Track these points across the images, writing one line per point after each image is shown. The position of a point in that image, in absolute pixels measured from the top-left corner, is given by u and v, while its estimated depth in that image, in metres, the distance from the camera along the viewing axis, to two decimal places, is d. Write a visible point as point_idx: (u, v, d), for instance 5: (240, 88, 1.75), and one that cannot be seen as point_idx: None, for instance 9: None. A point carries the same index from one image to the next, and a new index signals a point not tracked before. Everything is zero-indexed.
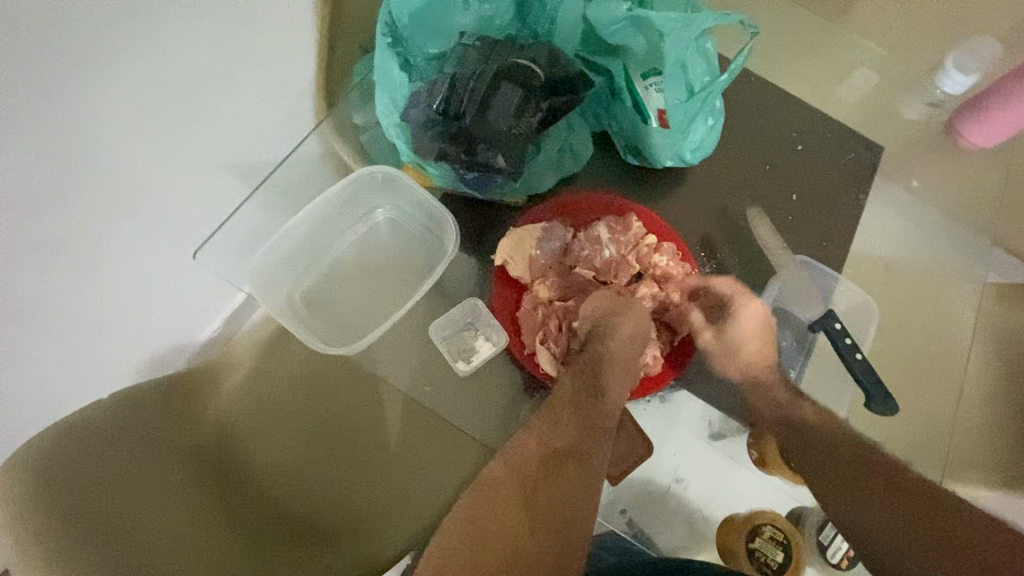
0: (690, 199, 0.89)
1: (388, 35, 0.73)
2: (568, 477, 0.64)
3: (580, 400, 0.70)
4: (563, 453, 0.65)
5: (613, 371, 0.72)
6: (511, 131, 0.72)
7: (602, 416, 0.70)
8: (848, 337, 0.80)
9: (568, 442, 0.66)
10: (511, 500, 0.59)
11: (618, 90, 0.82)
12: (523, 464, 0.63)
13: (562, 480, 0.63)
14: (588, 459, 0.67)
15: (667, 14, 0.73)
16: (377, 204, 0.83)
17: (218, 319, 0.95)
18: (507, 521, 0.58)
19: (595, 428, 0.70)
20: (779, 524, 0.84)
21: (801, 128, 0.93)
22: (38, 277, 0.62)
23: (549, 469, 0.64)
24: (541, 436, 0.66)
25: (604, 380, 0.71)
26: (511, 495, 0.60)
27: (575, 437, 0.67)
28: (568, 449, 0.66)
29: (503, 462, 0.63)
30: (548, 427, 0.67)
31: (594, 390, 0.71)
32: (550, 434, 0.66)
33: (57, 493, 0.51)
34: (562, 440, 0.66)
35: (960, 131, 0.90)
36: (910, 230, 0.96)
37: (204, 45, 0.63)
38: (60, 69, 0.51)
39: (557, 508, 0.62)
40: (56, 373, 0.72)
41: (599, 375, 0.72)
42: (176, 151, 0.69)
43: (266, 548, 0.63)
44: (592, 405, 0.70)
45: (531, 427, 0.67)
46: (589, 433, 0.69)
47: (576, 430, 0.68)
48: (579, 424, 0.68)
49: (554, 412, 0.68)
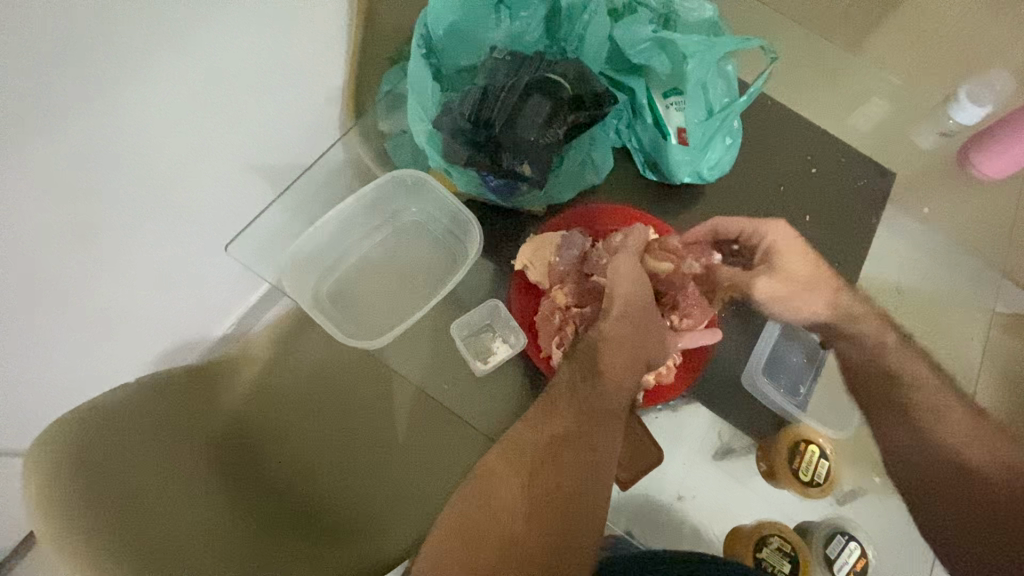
0: (705, 215, 0.91)
1: (422, 47, 0.76)
2: (568, 462, 0.62)
3: (576, 385, 0.69)
4: (562, 438, 0.64)
5: (614, 355, 0.70)
6: (538, 141, 0.74)
7: (603, 401, 0.68)
8: (855, 358, 0.85)
9: (568, 427, 0.65)
10: (507, 491, 0.60)
11: (639, 108, 0.86)
12: (517, 455, 0.63)
13: (561, 466, 0.62)
14: (589, 446, 0.64)
15: (691, 37, 0.79)
16: (404, 207, 0.86)
17: (234, 314, 0.98)
18: (505, 511, 0.58)
19: (605, 412, 0.68)
20: (787, 535, 0.85)
21: (816, 152, 0.95)
22: (73, 264, 0.65)
23: (547, 457, 0.63)
24: (537, 425, 0.66)
25: (601, 360, 0.70)
26: (510, 485, 0.60)
27: (574, 423, 0.66)
28: (566, 434, 0.64)
29: (497, 451, 0.64)
30: (545, 415, 0.67)
31: (591, 372, 0.69)
32: (546, 422, 0.66)
33: (81, 470, 0.52)
34: (559, 427, 0.65)
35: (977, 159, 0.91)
36: (920, 256, 0.97)
37: (244, 52, 0.66)
38: (111, 69, 0.54)
39: (558, 501, 0.59)
40: (70, 356, 0.73)
41: (596, 357, 0.70)
42: (210, 150, 0.72)
43: (279, 541, 0.65)
44: (591, 389, 0.68)
45: (526, 418, 0.67)
46: (591, 417, 0.66)
47: (575, 416, 0.66)
48: (580, 410, 0.67)
49: (551, 401, 0.68)
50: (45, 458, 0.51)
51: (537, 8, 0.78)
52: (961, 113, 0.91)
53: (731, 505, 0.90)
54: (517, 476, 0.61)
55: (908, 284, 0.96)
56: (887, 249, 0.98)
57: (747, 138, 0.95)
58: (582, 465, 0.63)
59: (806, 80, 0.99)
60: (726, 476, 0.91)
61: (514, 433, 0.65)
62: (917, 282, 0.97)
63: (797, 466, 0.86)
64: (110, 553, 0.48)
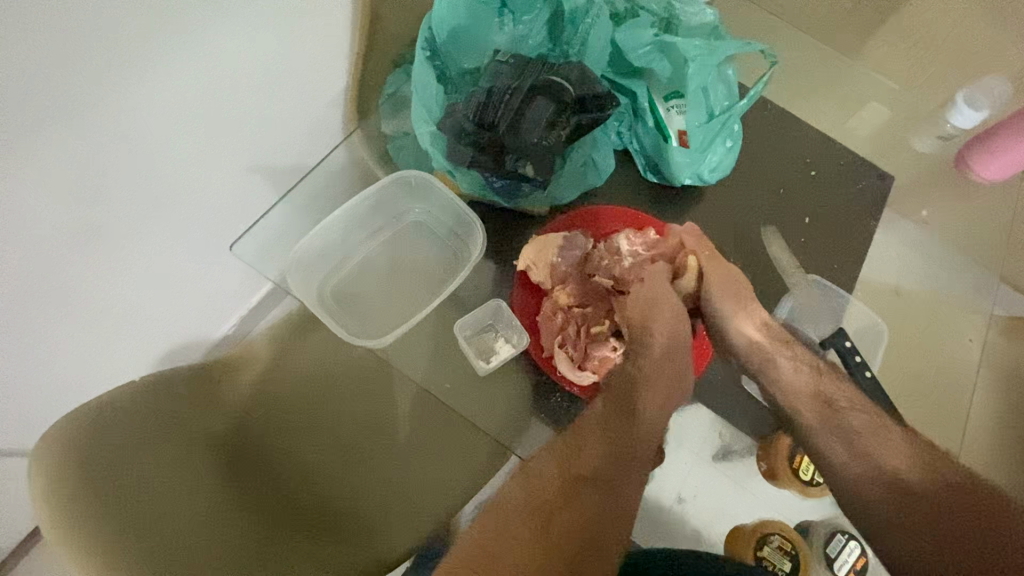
0: (705, 217, 0.92)
1: (427, 49, 0.77)
2: (590, 501, 0.61)
3: (608, 423, 0.69)
4: (588, 476, 0.63)
5: (646, 389, 0.72)
6: (542, 142, 0.75)
7: (636, 440, 0.68)
8: (859, 356, 0.80)
9: (594, 467, 0.64)
10: (524, 525, 0.58)
11: (640, 111, 0.87)
12: (539, 488, 0.62)
13: (582, 504, 0.60)
14: (617, 487, 0.63)
15: (692, 42, 0.80)
16: (408, 207, 0.86)
17: (236, 315, 0.99)
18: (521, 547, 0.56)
19: (631, 450, 0.67)
20: (787, 533, 0.86)
21: (815, 155, 0.96)
22: (81, 265, 0.65)
23: (568, 493, 0.61)
24: (564, 461, 0.65)
25: (636, 398, 0.71)
26: (523, 520, 0.58)
27: (605, 462, 0.65)
28: (592, 473, 0.63)
29: (520, 486, 0.63)
30: (571, 451, 0.66)
31: (626, 411, 0.70)
32: (574, 460, 0.65)
33: (90, 468, 0.52)
34: (588, 466, 0.64)
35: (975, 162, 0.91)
36: (918, 259, 0.98)
37: (247, 55, 0.67)
38: (118, 72, 0.55)
39: (576, 541, 0.57)
40: (73, 357, 0.73)
41: (631, 395, 0.71)
42: (213, 152, 0.73)
43: (283, 540, 0.66)
44: (623, 426, 0.68)
45: (554, 453, 0.67)
46: (621, 455, 0.66)
47: (604, 453, 0.65)
48: (608, 448, 0.66)
49: (579, 433, 0.69)
50: (54, 456, 0.51)
51: (540, 11, 0.79)
52: (957, 118, 0.90)
53: (731, 507, 0.91)
54: (536, 508, 0.59)
55: (906, 287, 0.97)
56: (885, 252, 0.99)
57: (747, 143, 0.96)
58: (607, 505, 0.61)
59: (805, 85, 1.00)
60: (726, 478, 0.91)
61: (539, 466, 0.65)
62: (915, 285, 0.97)
63: (796, 465, 0.85)
64: (116, 551, 0.49)
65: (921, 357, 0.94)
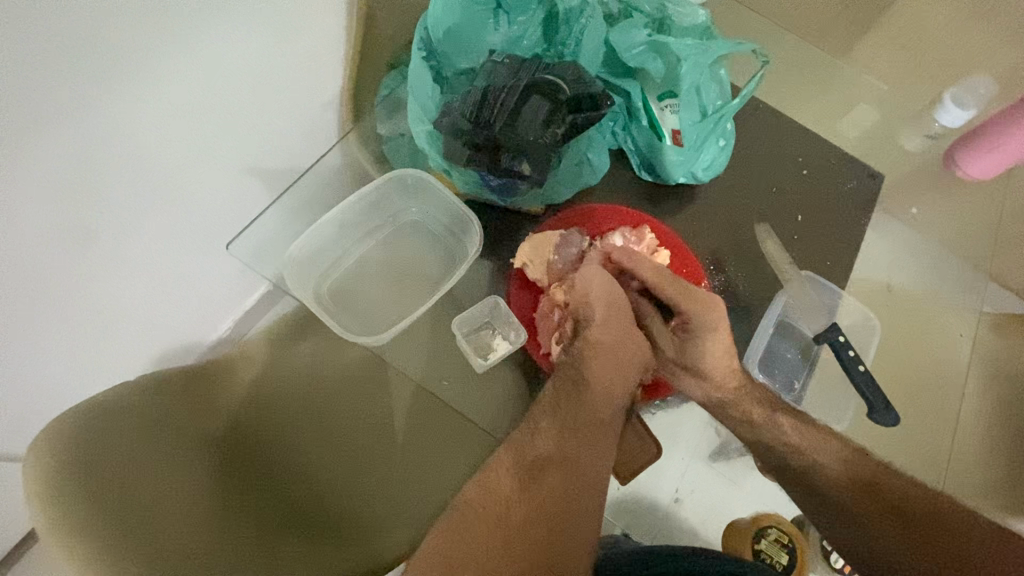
0: (700, 215, 0.93)
1: (422, 50, 0.78)
2: (550, 484, 0.62)
3: (558, 402, 0.69)
4: (545, 460, 0.64)
5: (608, 369, 0.71)
6: (538, 141, 0.75)
7: (588, 416, 0.68)
8: (852, 349, 0.81)
9: (550, 449, 0.64)
10: (486, 522, 0.57)
11: (634, 110, 0.87)
12: (496, 480, 0.61)
13: (541, 489, 0.61)
14: (572, 461, 0.64)
15: (685, 41, 0.82)
16: (405, 206, 0.87)
17: (229, 319, 0.98)
18: (477, 540, 0.56)
19: (588, 425, 0.68)
20: (783, 527, 0.88)
21: (807, 154, 0.97)
22: (76, 269, 0.65)
23: (526, 480, 0.61)
24: (516, 449, 0.64)
25: (586, 375, 0.70)
26: (485, 513, 0.58)
27: (555, 442, 0.65)
28: (550, 457, 0.64)
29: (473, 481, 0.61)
30: (521, 440, 0.65)
31: (575, 382, 0.70)
32: (525, 446, 0.65)
33: (81, 469, 0.52)
34: (539, 449, 0.64)
35: (970, 157, 0.91)
36: (908, 256, 1.00)
37: (244, 58, 0.68)
38: (115, 73, 0.56)
39: (535, 528, 0.58)
40: (68, 361, 0.73)
41: (580, 368, 0.71)
42: (209, 154, 0.73)
43: (279, 541, 0.65)
44: (575, 402, 0.69)
45: (506, 443, 0.66)
46: (575, 433, 0.66)
47: (557, 436, 0.66)
48: (560, 428, 0.66)
49: (533, 421, 0.68)
50: (47, 453, 0.51)
51: (534, 12, 0.80)
52: (944, 116, 0.91)
53: (728, 504, 0.92)
54: (500, 501, 0.59)
55: (896, 283, 0.98)
56: (875, 249, 1.00)
57: (739, 142, 0.97)
58: (564, 486, 0.62)
59: (796, 84, 1.01)
60: (721, 475, 0.91)
61: (493, 460, 0.63)
62: (904, 281, 0.99)
63: None
64: (113, 553, 0.48)
65: (909, 353, 0.95)
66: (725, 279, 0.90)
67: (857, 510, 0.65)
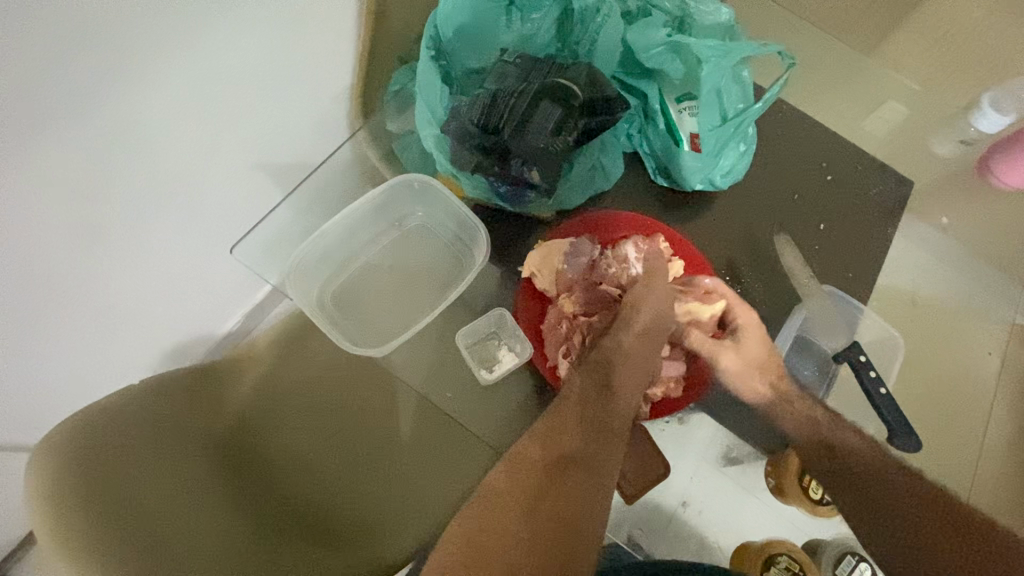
0: (718, 221, 0.90)
1: (432, 49, 0.75)
2: (573, 482, 0.59)
3: (587, 402, 0.66)
4: (569, 459, 0.61)
5: (626, 374, 0.69)
6: (547, 149, 0.73)
7: (609, 416, 0.66)
8: (873, 371, 0.78)
9: (575, 446, 0.62)
10: (506, 514, 0.54)
11: (652, 112, 0.84)
12: (522, 473, 0.58)
13: (568, 486, 0.58)
14: (595, 466, 0.61)
15: (707, 42, 0.78)
16: (411, 210, 0.85)
17: (239, 314, 0.98)
18: (509, 531, 0.52)
19: (610, 432, 0.66)
20: (795, 555, 0.83)
21: (832, 158, 0.93)
22: (85, 263, 0.65)
23: (554, 475, 0.58)
24: (544, 443, 0.62)
25: (614, 376, 0.68)
26: (514, 504, 0.55)
27: (582, 442, 0.63)
28: (573, 453, 0.61)
29: (504, 472, 0.58)
30: (552, 435, 0.63)
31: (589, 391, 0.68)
32: (553, 441, 0.62)
33: (80, 469, 0.52)
34: (567, 446, 0.62)
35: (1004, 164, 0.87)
36: (932, 265, 0.96)
37: (252, 52, 0.66)
38: (123, 66, 0.54)
39: (564, 520, 0.55)
40: (78, 354, 0.73)
41: (609, 371, 0.69)
42: (218, 153, 0.72)
43: (282, 544, 0.65)
44: (602, 404, 0.66)
45: (533, 434, 0.63)
46: (598, 435, 0.64)
47: (583, 434, 0.63)
48: (585, 425, 0.64)
49: (557, 417, 0.65)
50: (54, 454, 0.51)
51: (548, 10, 0.77)
52: (981, 121, 0.88)
53: (739, 519, 0.90)
54: (525, 492, 0.56)
55: (920, 295, 0.95)
56: (900, 258, 0.96)
57: (760, 146, 0.93)
58: (589, 487, 0.59)
59: (821, 84, 0.98)
60: (731, 485, 0.90)
61: (519, 451, 0.61)
62: (928, 292, 0.95)
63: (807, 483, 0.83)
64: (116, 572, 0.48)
65: (930, 368, 0.93)
66: (742, 290, 0.88)
67: (869, 489, 0.63)
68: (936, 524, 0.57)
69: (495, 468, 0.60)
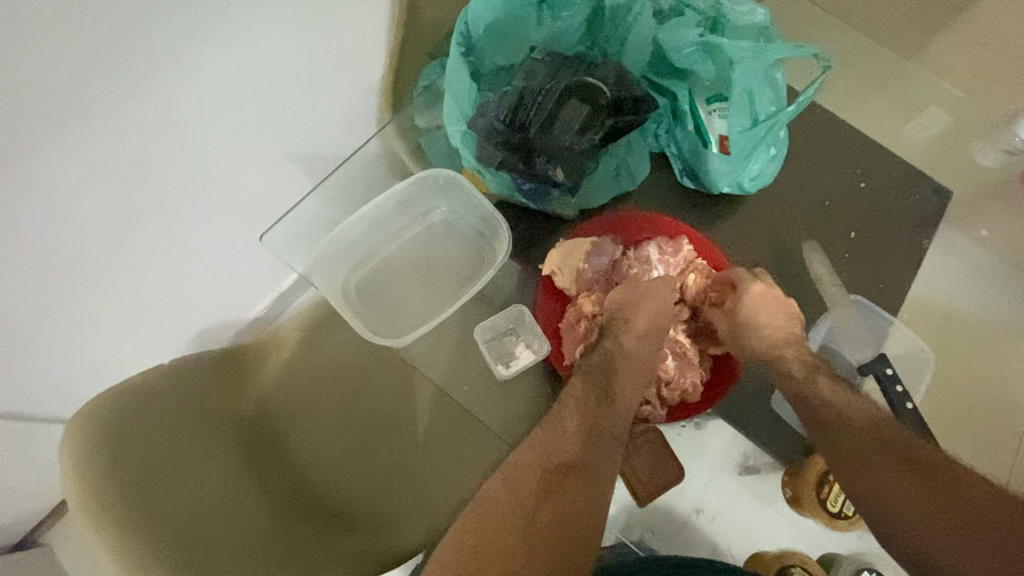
0: (744, 226, 0.88)
1: (461, 45, 0.75)
2: (573, 490, 0.60)
3: (588, 407, 0.68)
4: (568, 465, 0.62)
5: (626, 378, 0.72)
6: (572, 147, 0.74)
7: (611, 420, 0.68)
8: (900, 384, 0.76)
9: (574, 452, 0.63)
10: (511, 522, 0.56)
11: (681, 113, 0.83)
12: (521, 482, 0.60)
13: (566, 494, 0.60)
14: (592, 470, 0.63)
15: (740, 43, 0.76)
16: (435, 204, 0.85)
17: (265, 300, 1.00)
18: (505, 538, 0.55)
19: (609, 437, 0.67)
20: (810, 567, 0.82)
21: (866, 165, 0.90)
22: (122, 244, 0.68)
23: (552, 483, 0.60)
24: (543, 450, 0.63)
25: (613, 382, 0.71)
26: (511, 515, 0.56)
27: (580, 448, 0.64)
28: (571, 460, 0.63)
29: (503, 479, 0.60)
30: (549, 441, 0.64)
31: (603, 394, 0.69)
32: (552, 447, 0.63)
33: (108, 440, 0.54)
34: (564, 452, 0.63)
35: None
36: (969, 278, 0.93)
37: (286, 45, 0.68)
38: (161, 56, 0.56)
39: (559, 528, 0.57)
40: (112, 332, 0.75)
41: (608, 377, 0.71)
42: (251, 143, 0.74)
43: (296, 528, 0.66)
44: (603, 409, 0.68)
45: (531, 441, 0.64)
46: (597, 440, 0.66)
47: (583, 440, 0.65)
48: (585, 432, 0.66)
49: (558, 421, 0.66)
50: (85, 424, 0.53)
51: (579, 9, 0.78)
52: None
53: (754, 528, 0.89)
54: (524, 500, 0.58)
55: (954, 309, 0.92)
56: (934, 270, 0.93)
57: (791, 149, 0.91)
58: (586, 492, 0.61)
59: (859, 89, 0.95)
60: (746, 494, 0.89)
61: (518, 456, 0.63)
62: (962, 307, 0.92)
63: (825, 494, 0.82)
64: (133, 543, 0.49)
65: (959, 384, 0.90)
66: None
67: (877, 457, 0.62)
68: (953, 493, 0.56)
69: (494, 475, 0.62)
